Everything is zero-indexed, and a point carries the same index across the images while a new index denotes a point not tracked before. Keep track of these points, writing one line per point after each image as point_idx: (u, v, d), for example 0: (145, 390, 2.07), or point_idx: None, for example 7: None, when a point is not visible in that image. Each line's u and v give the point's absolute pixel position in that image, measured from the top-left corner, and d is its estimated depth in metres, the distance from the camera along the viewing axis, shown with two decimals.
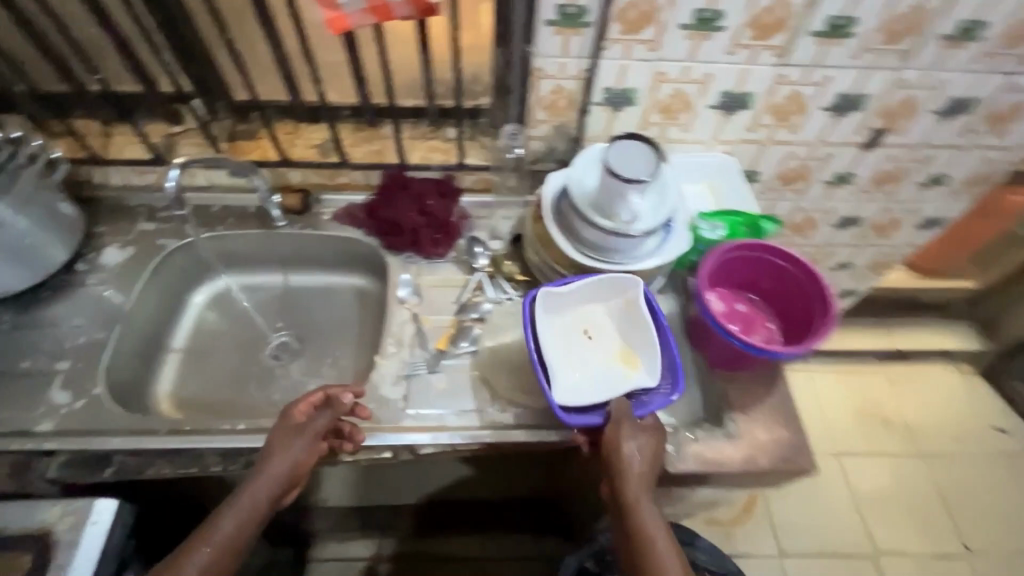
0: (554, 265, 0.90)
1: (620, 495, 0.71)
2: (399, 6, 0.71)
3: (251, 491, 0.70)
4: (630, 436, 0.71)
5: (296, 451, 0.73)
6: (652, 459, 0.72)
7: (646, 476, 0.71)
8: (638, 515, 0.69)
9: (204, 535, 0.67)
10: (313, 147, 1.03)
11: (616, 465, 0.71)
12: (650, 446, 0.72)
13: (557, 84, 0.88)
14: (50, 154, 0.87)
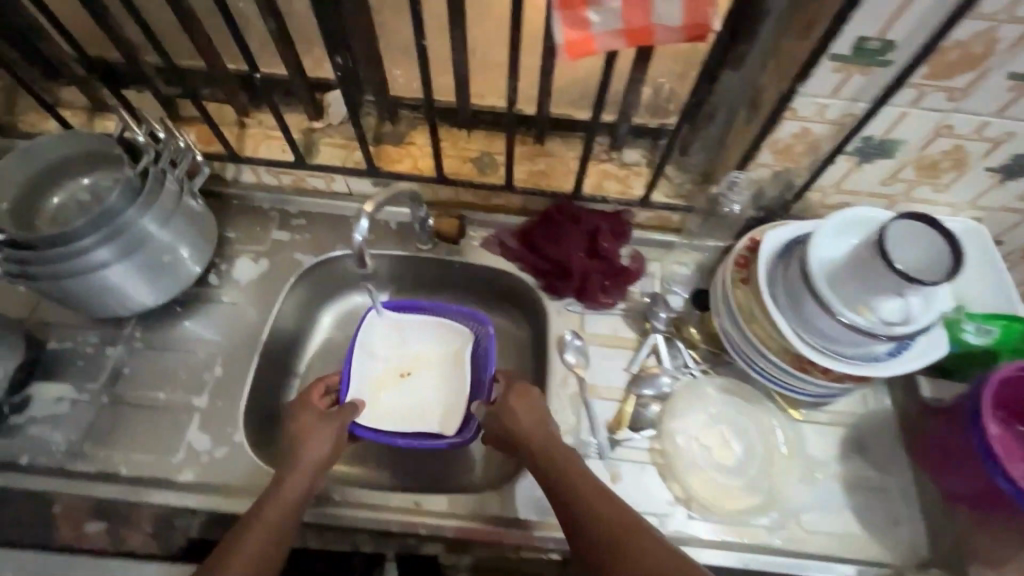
0: (762, 350, 0.75)
1: (569, 501, 0.61)
2: (666, 31, 0.53)
3: (267, 511, 0.61)
4: (515, 404, 0.71)
5: (324, 455, 0.68)
6: (537, 430, 0.69)
7: (542, 437, 0.68)
8: (584, 498, 0.60)
9: (233, 557, 0.57)
10: (469, 160, 0.88)
11: (520, 438, 0.69)
12: (531, 411, 0.71)
13: (804, 127, 0.70)
14: (195, 158, 0.77)
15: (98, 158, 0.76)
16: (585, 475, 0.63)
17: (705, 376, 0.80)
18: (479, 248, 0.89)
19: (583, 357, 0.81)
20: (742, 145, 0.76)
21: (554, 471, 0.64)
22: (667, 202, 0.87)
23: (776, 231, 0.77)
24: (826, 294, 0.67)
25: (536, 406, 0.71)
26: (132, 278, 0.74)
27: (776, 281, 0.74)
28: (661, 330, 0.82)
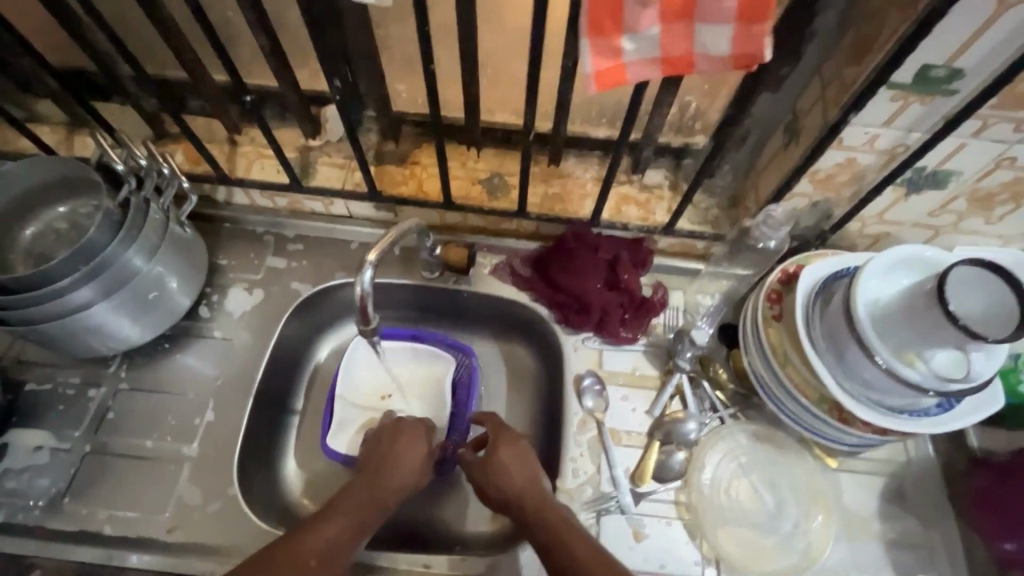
0: (798, 398, 0.69)
1: (557, 555, 0.58)
2: (711, 62, 0.46)
3: (338, 518, 0.61)
4: (502, 453, 0.67)
5: (417, 459, 0.68)
6: (530, 481, 0.65)
7: (533, 489, 0.64)
8: (578, 547, 0.58)
9: (277, 557, 0.56)
10: (478, 182, 0.82)
11: (507, 494, 0.65)
12: (525, 458, 0.67)
13: (850, 157, 0.63)
14: (182, 184, 0.70)
15: (75, 186, 0.69)
16: (579, 533, 0.60)
17: (733, 421, 0.74)
18: (488, 277, 0.83)
19: (601, 401, 0.75)
20: (779, 172, 0.69)
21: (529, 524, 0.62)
22: (692, 229, 0.80)
23: (814, 265, 0.71)
24: (876, 345, 0.61)
25: (527, 453, 0.67)
26: (115, 318, 0.68)
27: (815, 321, 0.68)
28: (685, 369, 0.76)
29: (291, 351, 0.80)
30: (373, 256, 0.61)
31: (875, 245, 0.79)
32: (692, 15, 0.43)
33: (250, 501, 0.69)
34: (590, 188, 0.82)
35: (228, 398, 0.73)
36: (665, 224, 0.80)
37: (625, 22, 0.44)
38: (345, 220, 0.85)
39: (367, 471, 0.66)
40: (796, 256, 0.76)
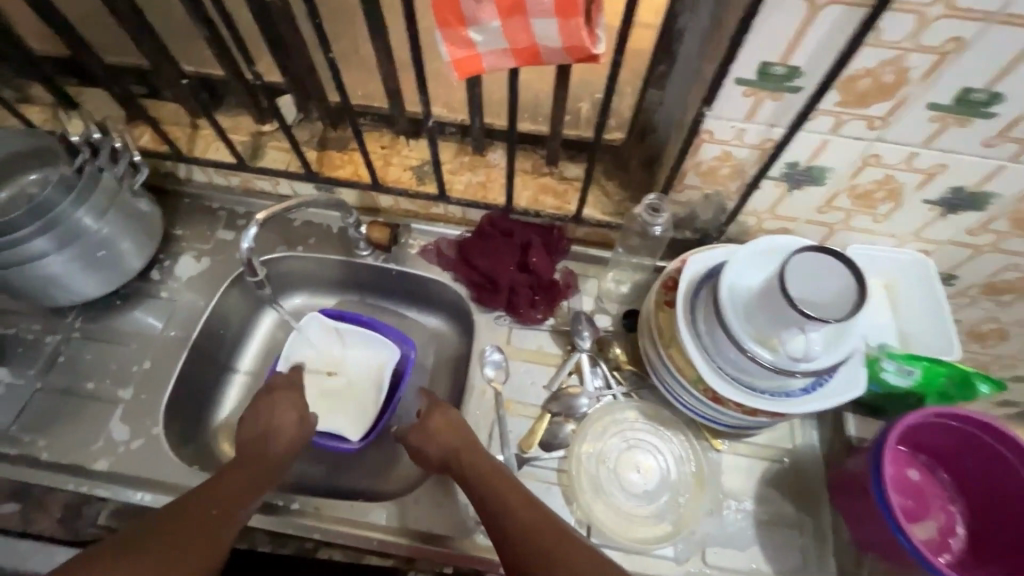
0: (678, 377, 0.73)
1: (494, 510, 0.61)
2: (549, 52, 0.52)
3: (243, 466, 0.68)
4: (433, 425, 0.72)
5: (293, 428, 0.75)
6: (463, 444, 0.69)
7: (467, 451, 0.68)
8: (511, 503, 0.61)
9: (212, 492, 0.63)
10: (409, 169, 0.89)
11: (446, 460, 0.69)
12: (455, 428, 0.72)
13: (725, 151, 0.68)
14: (135, 157, 0.80)
15: (44, 155, 0.79)
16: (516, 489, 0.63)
17: (624, 399, 0.78)
18: (414, 257, 0.90)
19: (501, 372, 0.81)
20: (671, 166, 0.74)
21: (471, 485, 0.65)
22: (602, 219, 0.85)
23: (702, 253, 0.75)
24: (736, 325, 0.65)
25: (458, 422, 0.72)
26: (69, 272, 0.77)
27: (695, 304, 0.72)
28: (585, 349, 0.81)
29: (229, 313, 0.88)
30: (262, 217, 0.66)
31: None
32: (523, 10, 0.49)
33: (172, 442, 0.76)
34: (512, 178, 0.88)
35: (164, 352, 0.82)
36: (577, 213, 0.85)
37: (466, 14, 0.50)
38: (291, 199, 0.94)
39: (254, 437, 0.73)
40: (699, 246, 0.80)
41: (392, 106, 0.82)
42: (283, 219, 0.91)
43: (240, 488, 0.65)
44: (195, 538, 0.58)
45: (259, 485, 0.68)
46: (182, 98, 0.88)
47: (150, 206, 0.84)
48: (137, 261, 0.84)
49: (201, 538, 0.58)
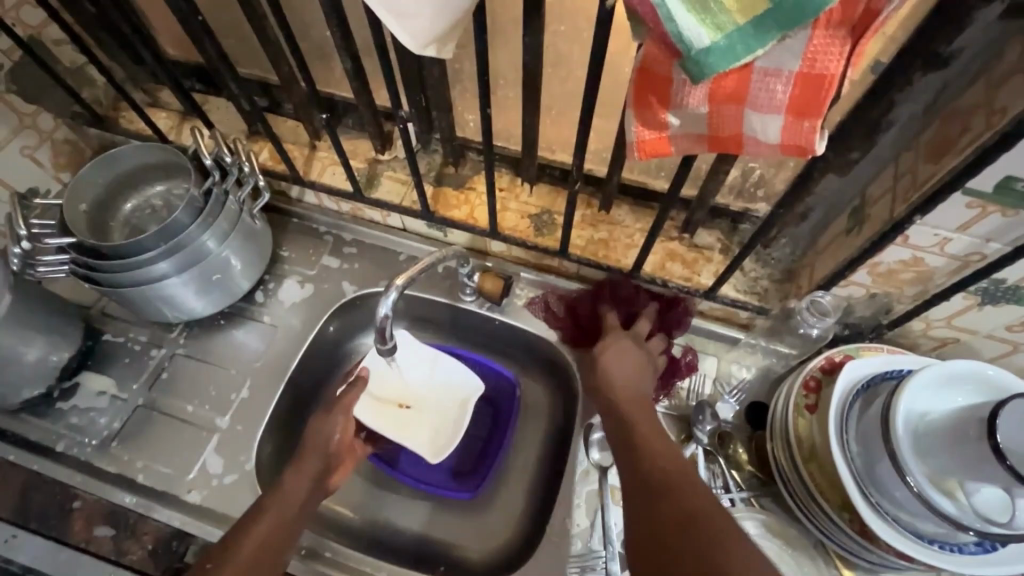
0: (817, 500, 0.64)
1: (641, 454, 0.58)
2: (758, 149, 0.45)
3: (281, 504, 0.62)
4: (609, 346, 0.72)
5: (333, 442, 0.70)
6: (635, 378, 0.69)
7: (627, 386, 0.68)
8: (654, 461, 0.57)
9: (259, 514, 0.61)
10: (527, 217, 0.83)
11: (620, 388, 0.68)
12: (627, 353, 0.72)
13: (915, 256, 0.59)
14: (259, 182, 0.76)
15: (172, 169, 0.79)
16: (667, 452, 0.58)
17: (743, 506, 0.70)
18: (523, 309, 0.84)
19: (608, 455, 0.74)
20: (839, 258, 0.65)
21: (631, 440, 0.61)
22: (736, 297, 0.78)
23: (859, 362, 0.66)
24: (912, 467, 0.56)
25: (633, 351, 0.72)
26: (183, 292, 0.76)
27: (850, 423, 0.63)
28: (702, 442, 0.74)
29: (329, 337, 0.85)
30: (402, 281, 0.65)
31: (940, 349, 0.71)
32: (741, 100, 0.42)
33: (264, 480, 0.74)
34: (637, 238, 0.81)
35: (262, 381, 0.80)
36: (709, 288, 0.78)
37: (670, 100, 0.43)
38: (400, 231, 0.90)
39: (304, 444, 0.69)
40: (845, 346, 0.71)
41: (524, 153, 0.76)
42: (394, 255, 0.89)
43: (280, 534, 0.60)
44: None
45: (302, 516, 0.63)
46: (307, 119, 0.85)
47: (262, 224, 0.82)
48: (244, 283, 0.82)
49: None
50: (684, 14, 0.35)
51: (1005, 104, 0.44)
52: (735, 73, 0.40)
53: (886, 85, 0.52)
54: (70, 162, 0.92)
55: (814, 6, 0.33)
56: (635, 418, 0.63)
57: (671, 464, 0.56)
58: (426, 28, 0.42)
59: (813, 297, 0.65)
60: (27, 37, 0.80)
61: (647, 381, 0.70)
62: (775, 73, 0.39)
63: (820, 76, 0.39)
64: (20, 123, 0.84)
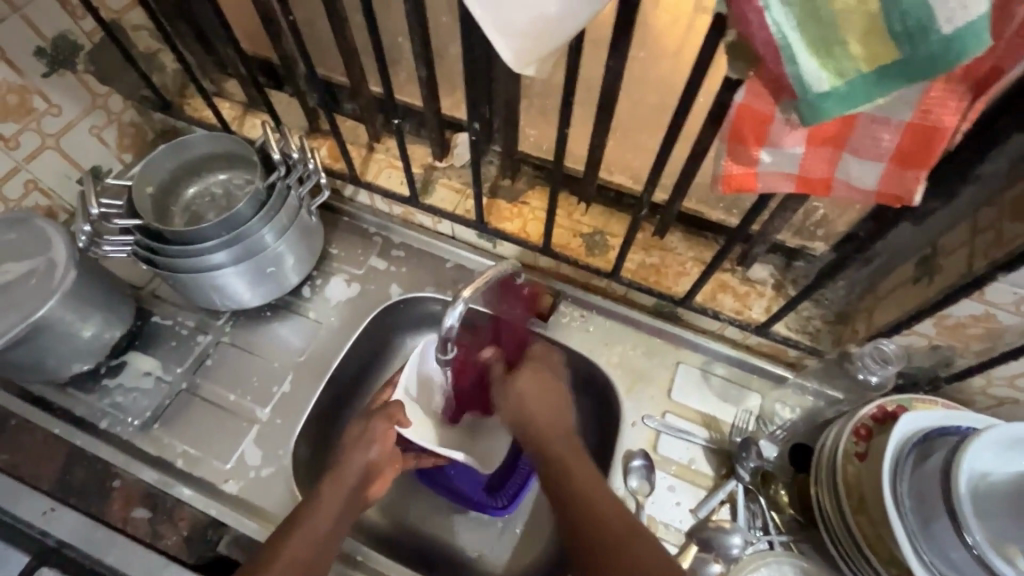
0: (865, 553, 0.62)
1: (561, 478, 0.61)
2: (851, 191, 0.44)
3: (309, 528, 0.61)
4: (522, 373, 0.71)
5: (371, 453, 0.68)
6: (545, 408, 0.68)
7: (550, 410, 0.68)
8: (597, 497, 0.59)
9: (305, 514, 0.62)
10: (579, 235, 0.83)
11: (524, 416, 0.68)
12: (543, 386, 0.70)
13: (988, 313, 0.57)
14: (321, 180, 0.77)
15: (236, 160, 0.80)
16: (607, 494, 0.59)
17: (783, 550, 0.68)
18: (568, 327, 0.84)
19: (646, 484, 0.74)
20: (904, 307, 0.64)
21: (560, 469, 0.62)
22: (787, 335, 0.77)
23: (918, 412, 0.64)
24: (973, 526, 0.55)
25: (548, 382, 0.70)
26: (237, 282, 0.76)
27: (904, 476, 0.62)
28: (744, 480, 0.73)
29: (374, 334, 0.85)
30: (468, 294, 0.64)
31: (997, 408, 0.69)
32: (841, 143, 0.42)
33: (299, 476, 0.75)
34: (689, 267, 0.80)
35: (304, 376, 0.80)
36: (760, 323, 0.77)
37: (768, 138, 0.42)
38: (449, 239, 0.90)
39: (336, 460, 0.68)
40: (899, 397, 0.69)
41: (585, 173, 0.76)
42: (441, 262, 0.89)
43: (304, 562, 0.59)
44: None
45: (344, 521, 0.64)
46: (369, 121, 0.86)
47: (314, 220, 0.82)
48: (293, 278, 0.82)
49: None
50: (806, 57, 0.34)
51: None
52: (840, 118, 0.40)
53: (978, 137, 0.51)
54: (134, 144, 0.94)
55: (944, 62, 0.32)
56: (546, 438, 0.65)
57: (587, 477, 0.61)
58: (530, 48, 0.43)
59: (875, 343, 0.64)
60: (109, 21, 0.82)
61: (565, 410, 0.69)
62: (884, 121, 0.39)
63: (932, 128, 0.38)
64: (94, 102, 0.85)
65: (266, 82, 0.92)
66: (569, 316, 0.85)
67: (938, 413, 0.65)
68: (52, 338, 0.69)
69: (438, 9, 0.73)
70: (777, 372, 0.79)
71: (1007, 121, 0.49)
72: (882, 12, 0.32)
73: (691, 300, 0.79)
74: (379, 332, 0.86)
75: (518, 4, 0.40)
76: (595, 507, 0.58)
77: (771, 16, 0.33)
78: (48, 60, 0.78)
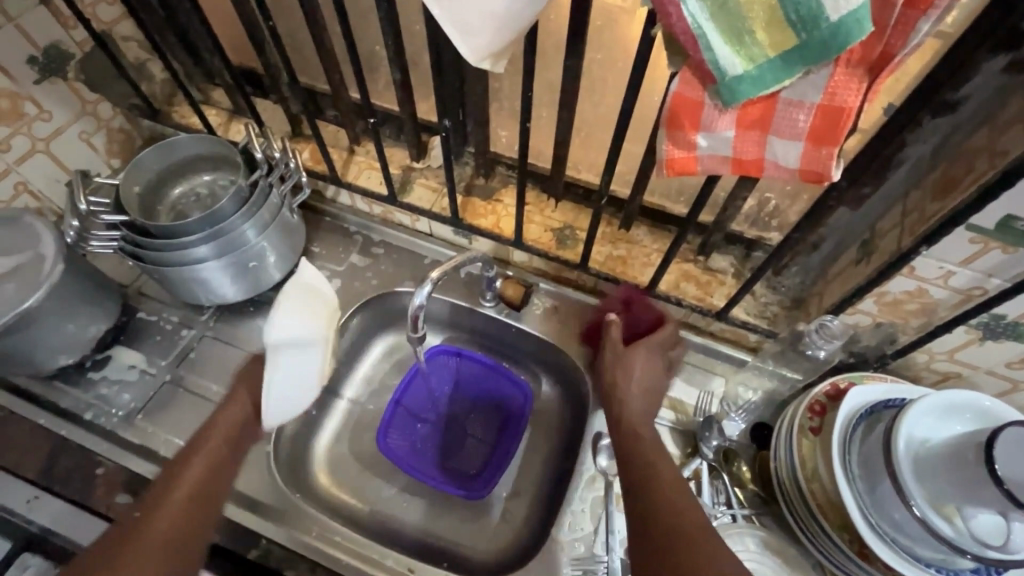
0: (818, 520, 0.66)
1: (620, 415, 0.67)
2: (778, 171, 0.49)
3: (199, 460, 0.62)
4: (640, 352, 0.71)
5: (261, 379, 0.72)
6: (646, 371, 0.70)
7: (653, 378, 0.70)
8: (662, 500, 0.56)
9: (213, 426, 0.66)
10: (550, 230, 0.87)
11: (640, 383, 0.69)
12: (652, 363, 0.71)
13: (920, 288, 0.62)
14: (302, 178, 0.80)
15: (219, 160, 0.84)
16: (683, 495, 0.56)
17: (744, 523, 0.72)
18: (541, 318, 0.88)
19: (615, 464, 0.77)
20: (848, 287, 0.69)
21: (638, 489, 0.58)
22: (746, 319, 0.81)
23: (865, 386, 0.68)
24: (914, 491, 0.58)
25: (654, 366, 0.71)
26: (219, 276, 0.79)
27: (852, 447, 0.65)
28: (707, 458, 0.77)
29: (355, 324, 0.89)
30: (438, 275, 0.68)
31: (942, 383, 0.73)
32: (765, 127, 0.46)
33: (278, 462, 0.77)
34: (654, 258, 0.84)
35: None
36: (720, 309, 0.81)
37: (701, 121, 0.47)
38: (427, 235, 0.94)
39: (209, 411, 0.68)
40: (849, 374, 0.74)
41: (553, 170, 0.81)
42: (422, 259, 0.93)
43: (212, 477, 0.61)
44: (174, 502, 0.57)
45: (242, 435, 0.67)
46: (351, 127, 0.90)
47: (297, 219, 0.85)
48: (274, 272, 0.85)
49: (187, 505, 0.58)
50: (721, 45, 0.39)
51: (1005, 148, 0.48)
52: (762, 102, 0.45)
53: (898, 126, 0.56)
54: (121, 150, 0.98)
55: (837, 44, 0.37)
56: (625, 416, 0.67)
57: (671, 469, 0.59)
58: (485, 44, 0.47)
59: (824, 320, 0.68)
60: (100, 32, 0.86)
61: (657, 372, 0.71)
62: (798, 104, 0.44)
63: (838, 108, 0.43)
64: (83, 109, 0.89)
65: (251, 90, 0.96)
66: (542, 307, 0.89)
67: (883, 388, 0.69)
68: (41, 328, 0.71)
69: (413, 18, 0.78)
70: (739, 355, 0.84)
71: (921, 112, 0.54)
72: (780, 6, 0.37)
73: (659, 291, 0.83)
74: (357, 323, 0.89)
75: (468, 4, 0.45)
76: (667, 526, 0.53)
77: (688, 10, 0.38)
78: (39, 68, 0.82)
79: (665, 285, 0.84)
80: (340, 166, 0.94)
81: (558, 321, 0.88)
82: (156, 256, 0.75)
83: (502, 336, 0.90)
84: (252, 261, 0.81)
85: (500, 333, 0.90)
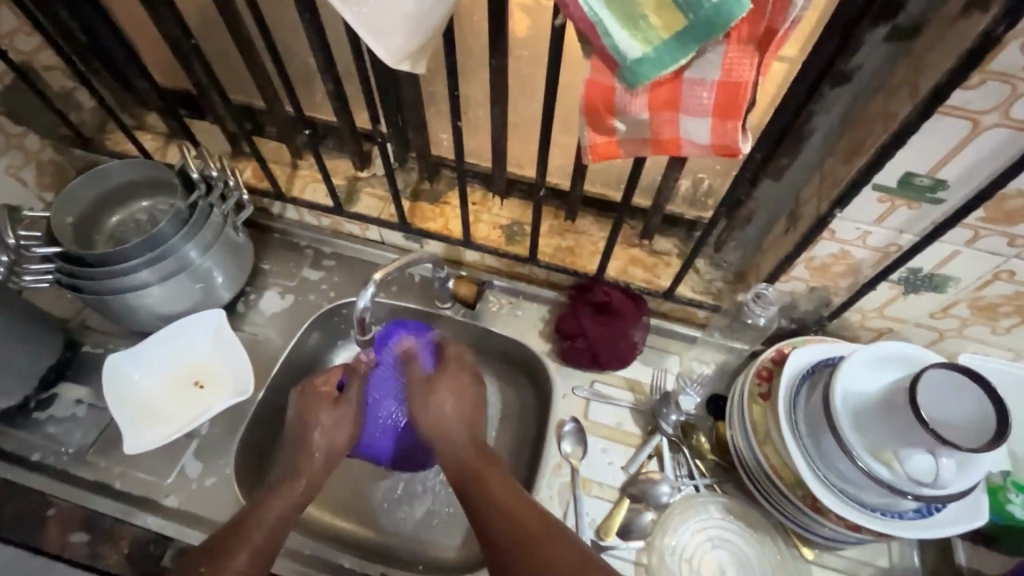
0: (773, 480, 0.69)
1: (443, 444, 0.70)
2: (694, 147, 0.51)
3: None
4: (438, 390, 0.73)
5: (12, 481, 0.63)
6: (459, 418, 0.71)
7: (455, 427, 0.71)
8: (504, 488, 0.64)
9: None
10: (498, 227, 0.89)
11: (448, 429, 0.71)
12: (460, 399, 0.73)
13: (843, 250, 0.66)
14: (243, 196, 0.79)
15: (155, 185, 0.82)
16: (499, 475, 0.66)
17: (707, 492, 0.75)
18: (498, 315, 0.89)
19: (579, 449, 0.79)
20: (779, 257, 0.72)
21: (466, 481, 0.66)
22: (692, 297, 0.84)
23: (806, 348, 0.72)
24: (854, 442, 0.61)
25: (461, 394, 0.73)
26: (163, 301, 0.78)
27: (798, 407, 0.68)
28: (667, 433, 0.78)
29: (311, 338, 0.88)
30: (380, 277, 0.69)
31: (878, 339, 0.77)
32: (675, 106, 0.48)
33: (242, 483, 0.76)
34: (601, 246, 0.87)
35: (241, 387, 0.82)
36: (667, 289, 0.84)
37: (615, 105, 0.49)
38: (379, 243, 0.94)
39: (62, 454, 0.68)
40: (792, 338, 0.77)
41: (494, 168, 0.82)
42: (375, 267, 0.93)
43: None
44: None
45: None
46: (291, 141, 0.90)
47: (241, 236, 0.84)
48: (223, 293, 0.84)
49: None
50: (618, 30, 0.41)
51: (896, 111, 0.52)
52: (668, 82, 0.47)
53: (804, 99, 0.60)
54: (54, 182, 0.96)
55: (721, 22, 0.39)
56: (431, 422, 0.71)
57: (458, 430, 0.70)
58: (401, 45, 0.48)
59: (759, 289, 0.71)
60: (20, 63, 0.84)
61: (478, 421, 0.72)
62: (701, 82, 0.46)
63: (736, 83, 0.46)
64: (9, 143, 0.87)
65: (185, 112, 0.94)
66: (497, 303, 0.90)
67: (823, 348, 0.72)
68: None
69: (340, 29, 0.79)
70: (691, 332, 0.87)
71: (823, 85, 0.57)
72: None
73: (609, 277, 0.86)
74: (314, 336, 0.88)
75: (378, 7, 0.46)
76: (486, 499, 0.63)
77: None
78: None
79: (614, 271, 0.86)
80: (283, 182, 0.93)
81: (514, 315, 0.89)
82: (85, 281, 0.72)
83: (461, 336, 0.90)
84: (197, 283, 0.79)
85: (459, 332, 0.90)
